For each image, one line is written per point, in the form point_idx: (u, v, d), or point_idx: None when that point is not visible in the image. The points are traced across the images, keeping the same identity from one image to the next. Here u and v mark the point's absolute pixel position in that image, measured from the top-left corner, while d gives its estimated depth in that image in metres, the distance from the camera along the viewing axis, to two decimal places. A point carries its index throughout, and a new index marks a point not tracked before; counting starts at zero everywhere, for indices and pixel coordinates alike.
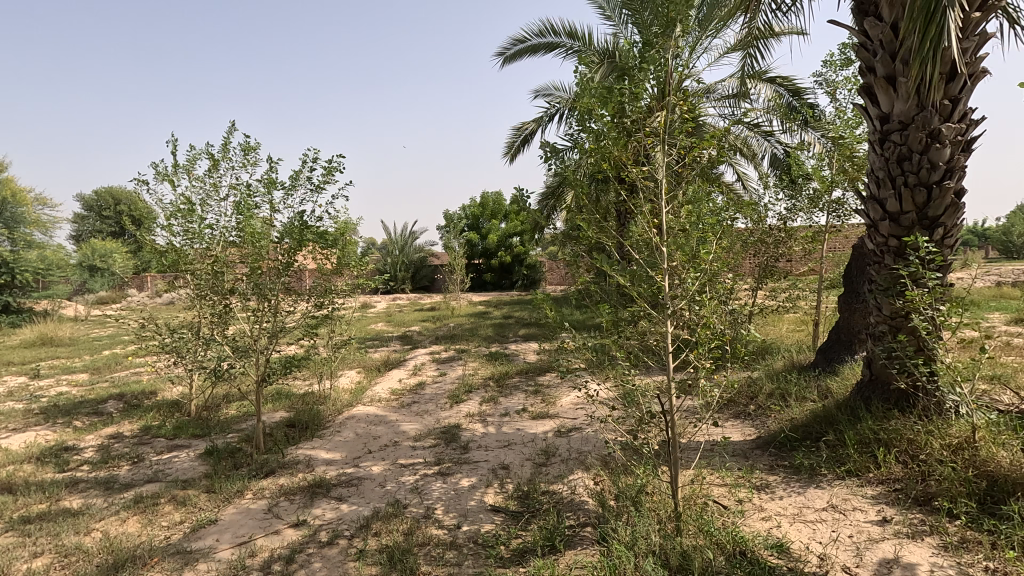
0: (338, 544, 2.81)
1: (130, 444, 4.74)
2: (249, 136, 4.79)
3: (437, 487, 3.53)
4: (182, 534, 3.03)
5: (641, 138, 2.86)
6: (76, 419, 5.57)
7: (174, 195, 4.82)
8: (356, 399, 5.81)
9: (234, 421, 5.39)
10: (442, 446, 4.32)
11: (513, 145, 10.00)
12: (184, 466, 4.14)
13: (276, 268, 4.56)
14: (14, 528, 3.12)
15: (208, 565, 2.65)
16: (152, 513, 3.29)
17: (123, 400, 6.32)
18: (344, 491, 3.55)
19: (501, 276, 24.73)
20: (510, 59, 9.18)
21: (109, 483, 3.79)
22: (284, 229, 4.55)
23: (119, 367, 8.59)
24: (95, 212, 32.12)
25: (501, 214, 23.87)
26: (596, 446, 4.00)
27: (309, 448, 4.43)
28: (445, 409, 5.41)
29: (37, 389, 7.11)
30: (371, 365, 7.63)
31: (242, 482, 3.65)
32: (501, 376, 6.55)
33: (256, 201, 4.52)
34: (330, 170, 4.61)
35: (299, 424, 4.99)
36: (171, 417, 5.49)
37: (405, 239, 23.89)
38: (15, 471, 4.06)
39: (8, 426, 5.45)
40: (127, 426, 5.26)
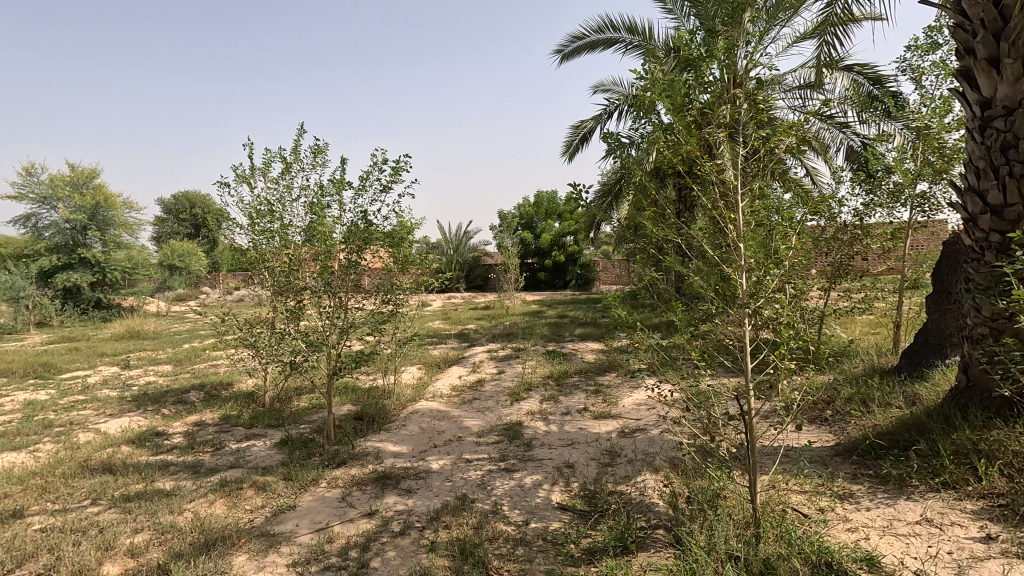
0: (410, 535, 2.87)
1: (212, 432, 5.02)
2: (319, 139, 5.01)
3: (503, 483, 3.55)
4: (264, 518, 3.18)
5: (712, 131, 2.75)
6: (163, 406, 6.00)
7: (251, 197, 5.10)
8: (418, 394, 5.94)
9: (305, 413, 5.62)
10: (505, 443, 4.34)
11: (570, 143, 9.94)
12: (261, 454, 4.35)
13: (346, 267, 4.75)
14: (116, 505, 3.38)
15: (290, 549, 2.77)
16: (236, 497, 3.47)
17: (203, 390, 6.74)
18: (412, 483, 3.63)
19: (555, 276, 24.71)
20: (568, 58, 9.13)
21: (196, 468, 4.04)
22: (352, 229, 4.72)
23: (198, 359, 9.19)
24: (172, 216, 34.49)
25: (555, 213, 23.86)
26: (663, 448, 3.91)
27: (377, 440, 4.55)
28: (506, 406, 5.44)
29: (128, 379, 7.71)
30: (431, 362, 7.77)
31: (315, 471, 3.80)
32: (560, 375, 6.52)
33: (328, 202, 4.74)
34: (396, 170, 4.76)
35: (366, 418, 5.14)
36: (247, 407, 5.78)
37: (460, 238, 24.32)
38: (114, 453, 4.40)
39: (105, 411, 5.92)
40: (208, 415, 5.59)
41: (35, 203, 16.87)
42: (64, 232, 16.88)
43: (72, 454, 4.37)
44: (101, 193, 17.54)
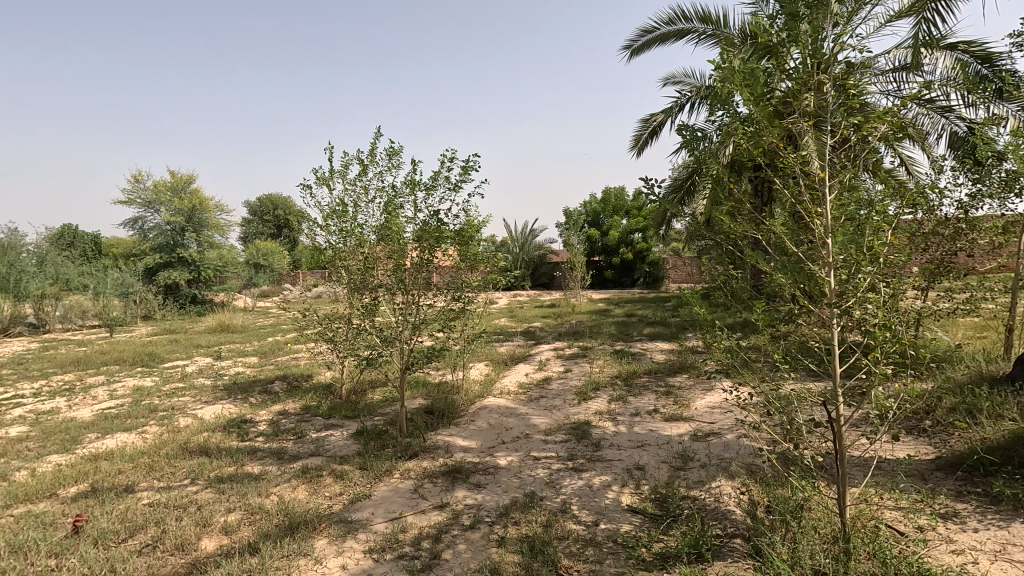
0: (480, 529, 2.91)
1: (294, 421, 5.33)
2: (392, 141, 5.19)
3: (571, 482, 3.52)
4: (343, 505, 3.34)
5: (795, 120, 2.58)
6: (251, 395, 6.43)
7: (330, 198, 5.35)
8: (486, 391, 6.02)
9: (379, 405, 5.84)
10: (574, 442, 4.31)
11: (639, 138, 9.71)
12: (339, 444, 4.57)
13: (418, 265, 4.89)
14: (211, 485, 3.66)
15: (367, 536, 2.89)
16: (316, 484, 3.66)
17: (286, 381, 7.17)
18: (481, 478, 3.68)
19: (622, 273, 24.29)
20: (637, 52, 8.92)
21: (280, 454, 4.29)
22: (423, 228, 4.85)
23: (281, 351, 9.78)
24: (257, 217, 36.84)
25: (623, 210, 23.48)
26: (739, 454, 3.74)
27: (446, 434, 4.66)
28: (574, 405, 5.40)
29: (220, 369, 8.32)
30: (498, 359, 7.86)
31: (389, 462, 3.94)
32: (629, 375, 6.40)
33: (401, 203, 4.90)
34: (466, 170, 4.85)
35: (436, 412, 5.27)
36: (326, 399, 6.08)
37: (526, 236, 24.43)
38: (209, 438, 4.76)
39: (201, 398, 6.43)
40: (291, 405, 5.93)
41: (142, 207, 18.56)
42: (166, 232, 18.48)
43: (174, 437, 4.77)
44: (197, 197, 19.04)
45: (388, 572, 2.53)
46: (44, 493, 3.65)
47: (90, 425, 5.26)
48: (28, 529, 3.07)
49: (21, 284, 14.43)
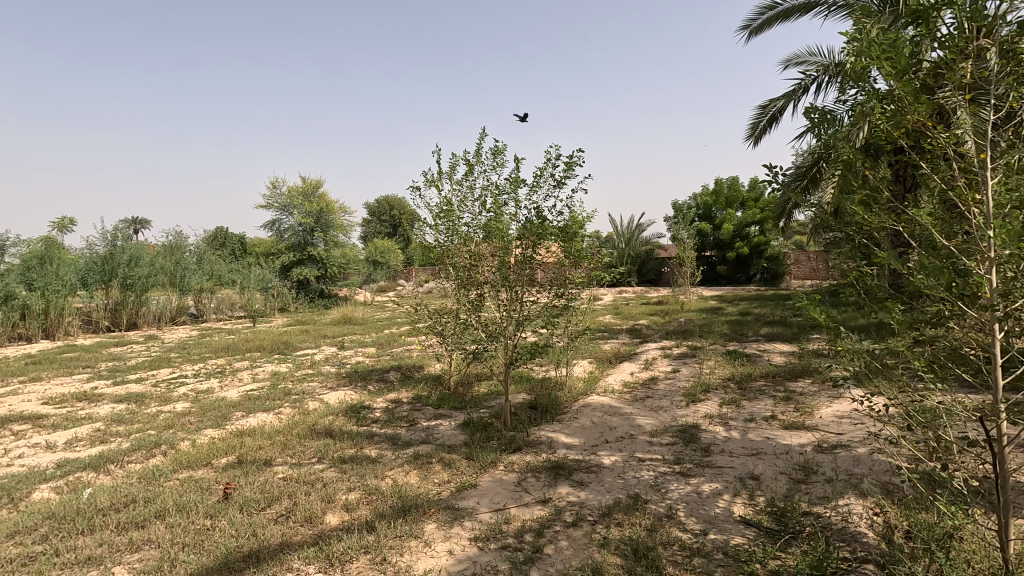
0: (582, 528, 2.90)
1: (407, 410, 5.66)
2: (497, 141, 5.32)
3: (678, 487, 3.38)
4: (451, 492, 3.49)
5: (947, 95, 2.24)
6: (370, 383, 6.93)
7: (438, 198, 5.60)
8: (589, 388, 5.98)
9: (485, 398, 6.02)
10: (681, 446, 4.14)
11: (756, 125, 9.07)
12: (447, 433, 4.77)
13: (521, 262, 4.96)
14: (335, 465, 4.00)
15: (472, 524, 3.00)
16: (426, 470, 3.86)
17: (400, 371, 7.63)
18: (584, 476, 3.66)
19: (736, 269, 22.89)
20: (755, 32, 8.34)
21: (394, 440, 4.58)
22: (527, 225, 4.90)
23: (396, 343, 10.43)
24: (375, 217, 39.53)
25: (738, 201, 22.21)
26: (872, 471, 3.37)
27: (550, 430, 4.69)
28: (682, 407, 5.18)
29: (343, 358, 9.07)
30: (602, 357, 7.75)
31: (494, 454, 4.04)
32: (743, 378, 6.01)
33: (505, 201, 4.99)
34: (570, 166, 4.83)
35: (540, 407, 5.32)
36: (436, 389, 6.39)
37: (632, 231, 23.87)
38: (333, 421, 5.20)
39: (327, 384, 7.05)
40: (404, 394, 6.31)
41: (278, 210, 20.66)
42: (298, 233, 20.42)
43: (304, 418, 5.27)
44: (324, 200, 20.85)
45: (492, 561, 2.60)
46: (202, 462, 4.21)
47: (238, 405, 5.97)
48: (189, 492, 3.57)
49: (185, 280, 16.73)
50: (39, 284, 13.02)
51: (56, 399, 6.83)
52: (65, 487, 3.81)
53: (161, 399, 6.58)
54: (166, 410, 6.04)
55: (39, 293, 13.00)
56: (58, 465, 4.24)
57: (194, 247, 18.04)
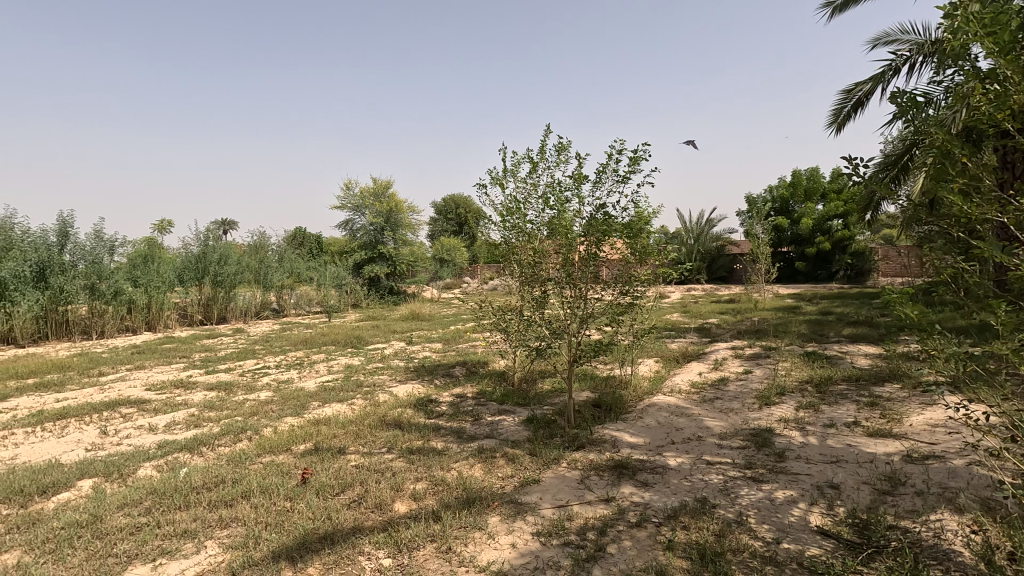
0: (647, 529, 2.85)
1: (472, 404, 5.77)
2: (562, 137, 5.32)
3: (749, 493, 3.25)
4: (514, 486, 3.53)
5: None
6: (436, 378, 7.12)
7: (503, 196, 5.67)
8: (655, 388, 5.85)
9: (548, 395, 6.03)
10: (753, 450, 3.97)
11: (839, 112, 8.50)
12: (511, 429, 4.83)
13: (585, 259, 4.93)
14: (403, 455, 4.15)
15: (535, 519, 3.02)
16: (490, 464, 3.92)
17: (465, 366, 7.78)
18: (649, 476, 3.59)
19: (816, 266, 21.58)
20: (839, 10, 7.83)
21: (460, 434, 4.69)
22: (591, 222, 4.86)
23: (461, 339, 10.65)
24: (442, 216, 40.44)
25: (818, 193, 20.98)
26: (970, 485, 3.09)
27: (614, 429, 4.64)
28: (754, 410, 4.97)
29: (411, 353, 9.37)
30: (669, 356, 7.56)
31: (557, 451, 4.05)
32: (822, 381, 5.67)
33: (569, 198, 4.99)
34: (635, 161, 4.75)
35: (603, 406, 5.27)
36: (500, 385, 6.47)
37: (702, 226, 23.07)
38: (402, 413, 5.40)
39: (396, 378, 7.31)
40: (469, 389, 6.44)
41: (351, 211, 21.58)
42: (370, 232, 21.25)
43: (375, 410, 5.50)
44: (394, 200, 21.55)
45: (555, 557, 2.61)
46: (282, 447, 4.50)
47: (314, 395, 6.32)
48: (272, 475, 3.83)
49: (267, 277, 17.87)
50: (143, 281, 14.33)
51: (157, 385, 7.50)
52: (165, 466, 4.18)
53: (246, 388, 7.08)
54: (251, 398, 6.49)
55: (143, 289, 14.30)
56: (159, 445, 4.67)
57: (276, 246, 19.19)
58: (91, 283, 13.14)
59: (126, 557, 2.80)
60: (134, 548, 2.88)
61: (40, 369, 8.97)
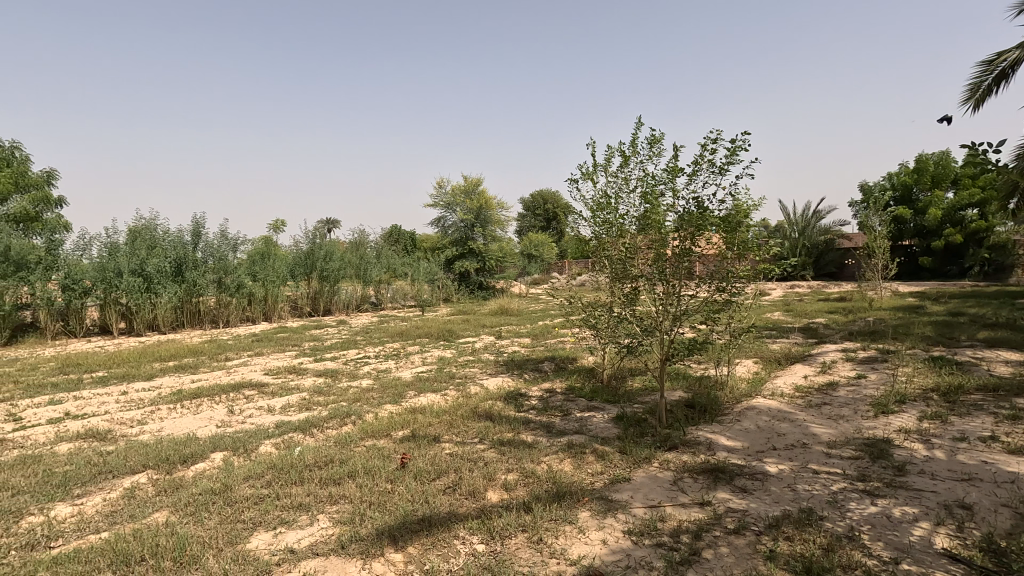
0: (746, 537, 2.73)
1: (561, 400, 5.79)
2: (654, 129, 5.21)
3: (862, 507, 3.01)
4: (604, 483, 3.52)
5: None
6: (525, 372, 7.23)
7: (593, 191, 5.65)
8: (754, 390, 5.56)
9: (639, 393, 5.93)
10: (866, 461, 3.66)
11: (977, 87, 7.54)
12: (601, 425, 4.80)
13: (678, 254, 4.78)
14: (494, 447, 4.26)
15: (626, 517, 2.99)
16: (580, 460, 3.93)
17: (554, 362, 7.83)
18: (747, 482, 3.43)
19: (944, 262, 19.35)
20: None
21: (549, 428, 4.74)
22: (685, 215, 4.70)
23: (550, 335, 10.72)
24: (530, 212, 40.72)
25: (947, 179, 18.95)
26: None
27: (709, 431, 4.47)
28: (868, 418, 4.57)
29: (501, 347, 9.56)
30: (770, 357, 7.13)
31: (649, 450, 3.98)
32: (952, 391, 5.09)
33: (662, 192, 4.87)
34: (734, 151, 4.55)
35: (698, 407, 5.09)
36: (589, 381, 6.45)
37: (808, 218, 21.46)
38: (493, 405, 5.54)
39: (486, 371, 7.51)
40: (557, 384, 6.47)
41: (444, 208, 22.32)
42: (460, 229, 21.86)
43: (467, 401, 5.69)
44: (484, 197, 21.97)
45: (647, 557, 2.57)
46: (383, 433, 4.78)
47: (411, 385, 6.66)
48: (374, 458, 4.09)
49: (367, 272, 18.99)
50: (261, 275, 15.77)
51: (273, 371, 8.25)
52: (281, 444, 4.61)
53: (350, 376, 7.59)
54: (354, 386, 6.95)
55: (261, 282, 15.73)
56: (276, 425, 5.14)
57: (374, 243, 20.31)
58: (219, 277, 14.69)
59: (251, 523, 3.13)
60: (258, 516, 3.21)
61: (179, 353, 10.17)
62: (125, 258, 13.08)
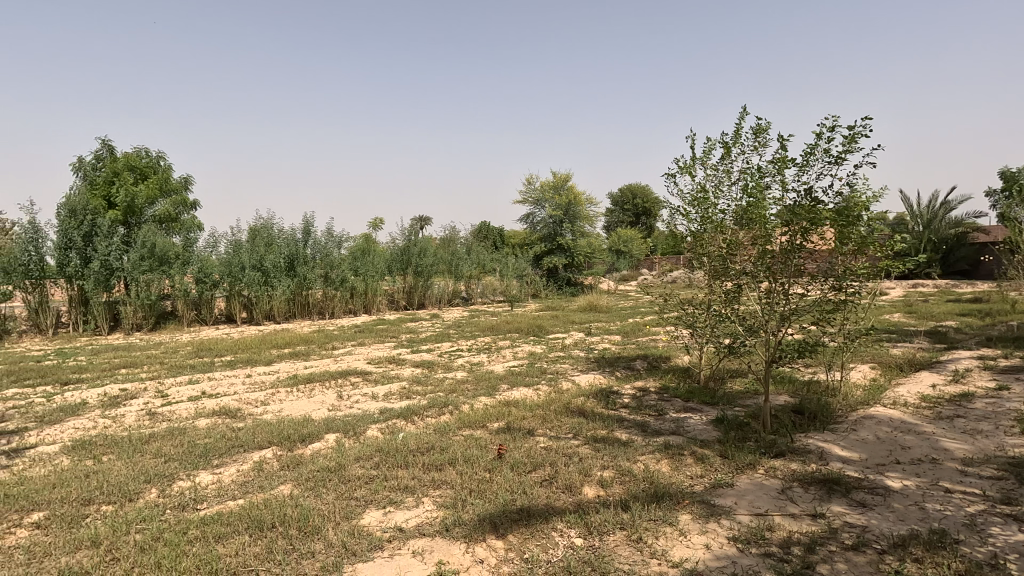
0: (866, 554, 2.54)
1: (656, 399, 5.67)
2: (759, 118, 4.97)
3: (1007, 533, 2.69)
4: (705, 487, 3.41)
5: None
6: (617, 370, 7.15)
7: (691, 185, 5.47)
8: (872, 398, 5.12)
9: (739, 396, 5.66)
10: (1011, 483, 3.26)
11: None
12: (699, 427, 4.65)
13: (785, 250, 4.47)
14: (589, 443, 4.27)
15: (730, 523, 2.89)
16: (678, 461, 3.84)
17: (646, 360, 7.67)
18: (866, 497, 3.18)
19: None
20: None
21: (644, 427, 4.66)
22: (794, 209, 4.40)
23: (641, 332, 10.50)
24: (618, 207, 39.93)
25: None
26: None
27: (819, 439, 4.19)
28: (1012, 434, 4.06)
29: (591, 344, 9.51)
30: (890, 362, 6.52)
31: (752, 456, 3.80)
32: None
33: (769, 184, 4.63)
34: (852, 139, 4.23)
35: (806, 413, 4.78)
36: (684, 382, 6.26)
37: (935, 210, 19.29)
38: (585, 402, 5.54)
39: (577, 367, 7.51)
40: (651, 383, 6.35)
41: (532, 205, 22.48)
42: (549, 225, 21.90)
43: (559, 397, 5.74)
44: (573, 193, 21.84)
45: (755, 565, 2.48)
46: (479, 423, 4.95)
47: (503, 379, 6.82)
48: (472, 447, 4.25)
49: (458, 268, 19.62)
50: (362, 271, 16.79)
51: (375, 360, 8.78)
52: (386, 429, 4.91)
53: (445, 368, 7.91)
54: (449, 377, 7.24)
55: (362, 277, 16.75)
56: (381, 411, 5.48)
57: (465, 239, 20.92)
58: (326, 272, 15.85)
59: (364, 501, 3.38)
60: (369, 494, 3.46)
61: (293, 341, 11.11)
62: (247, 254, 14.45)
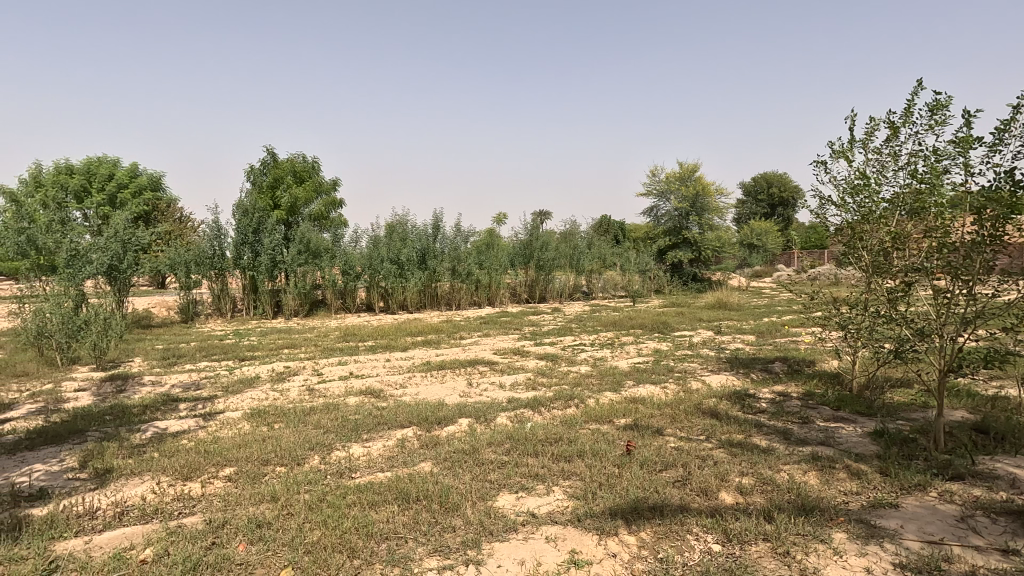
0: None
1: (800, 406, 5.23)
2: (938, 92, 4.36)
3: None
4: (862, 506, 3.09)
5: None
6: (753, 372, 6.70)
7: (849, 172, 4.94)
8: None
9: (902, 408, 5.03)
10: None
11: None
12: (853, 440, 4.21)
13: (971, 245, 3.83)
14: (724, 447, 4.06)
15: (896, 549, 2.59)
16: (829, 475, 3.52)
17: (787, 363, 7.09)
18: None
19: None
20: None
21: (787, 435, 4.33)
22: (983, 196, 3.79)
23: (779, 332, 9.72)
24: (751, 198, 37.15)
25: None
26: None
27: (1010, 465, 3.58)
28: None
29: (722, 343, 9.00)
30: None
31: (922, 477, 3.36)
32: None
33: (949, 168, 4.03)
34: None
35: (992, 433, 4.11)
36: (833, 389, 5.69)
37: None
38: (718, 403, 5.27)
39: (707, 367, 7.16)
40: (793, 388, 5.86)
41: (656, 197, 21.70)
42: (674, 217, 21.03)
43: (689, 397, 5.52)
44: (701, 183, 20.68)
45: None
46: (605, 419, 4.93)
47: (629, 375, 6.71)
48: (600, 441, 4.25)
49: (579, 262, 19.58)
50: (486, 264, 17.40)
51: (501, 351, 9.09)
52: (514, 417, 5.08)
53: (568, 361, 7.96)
54: (573, 371, 7.28)
55: (486, 270, 17.38)
56: (508, 400, 5.67)
57: (586, 233, 20.80)
58: (453, 265, 16.69)
59: (497, 484, 3.54)
60: (502, 479, 3.61)
61: (425, 330, 11.88)
62: (385, 248, 15.66)
